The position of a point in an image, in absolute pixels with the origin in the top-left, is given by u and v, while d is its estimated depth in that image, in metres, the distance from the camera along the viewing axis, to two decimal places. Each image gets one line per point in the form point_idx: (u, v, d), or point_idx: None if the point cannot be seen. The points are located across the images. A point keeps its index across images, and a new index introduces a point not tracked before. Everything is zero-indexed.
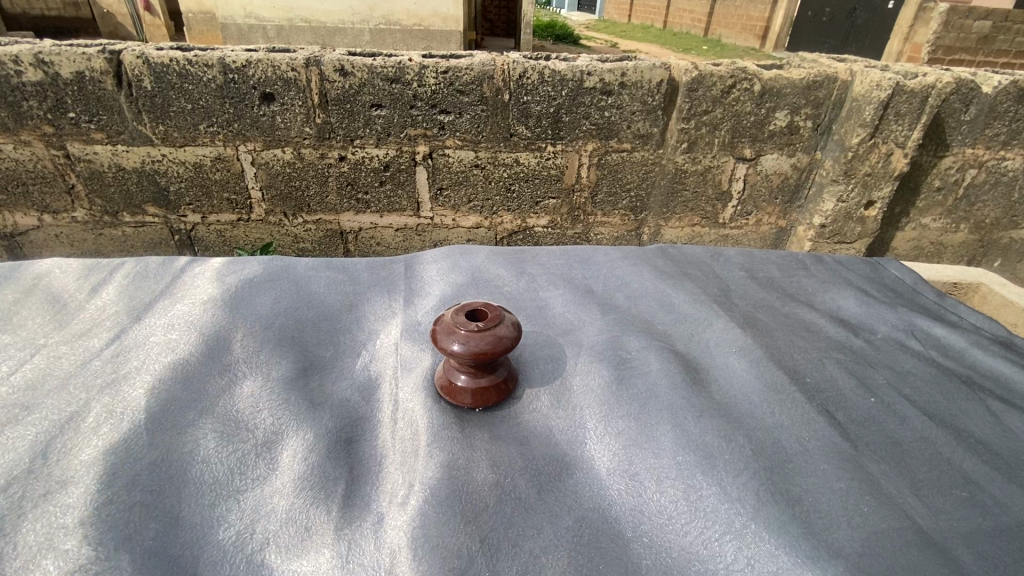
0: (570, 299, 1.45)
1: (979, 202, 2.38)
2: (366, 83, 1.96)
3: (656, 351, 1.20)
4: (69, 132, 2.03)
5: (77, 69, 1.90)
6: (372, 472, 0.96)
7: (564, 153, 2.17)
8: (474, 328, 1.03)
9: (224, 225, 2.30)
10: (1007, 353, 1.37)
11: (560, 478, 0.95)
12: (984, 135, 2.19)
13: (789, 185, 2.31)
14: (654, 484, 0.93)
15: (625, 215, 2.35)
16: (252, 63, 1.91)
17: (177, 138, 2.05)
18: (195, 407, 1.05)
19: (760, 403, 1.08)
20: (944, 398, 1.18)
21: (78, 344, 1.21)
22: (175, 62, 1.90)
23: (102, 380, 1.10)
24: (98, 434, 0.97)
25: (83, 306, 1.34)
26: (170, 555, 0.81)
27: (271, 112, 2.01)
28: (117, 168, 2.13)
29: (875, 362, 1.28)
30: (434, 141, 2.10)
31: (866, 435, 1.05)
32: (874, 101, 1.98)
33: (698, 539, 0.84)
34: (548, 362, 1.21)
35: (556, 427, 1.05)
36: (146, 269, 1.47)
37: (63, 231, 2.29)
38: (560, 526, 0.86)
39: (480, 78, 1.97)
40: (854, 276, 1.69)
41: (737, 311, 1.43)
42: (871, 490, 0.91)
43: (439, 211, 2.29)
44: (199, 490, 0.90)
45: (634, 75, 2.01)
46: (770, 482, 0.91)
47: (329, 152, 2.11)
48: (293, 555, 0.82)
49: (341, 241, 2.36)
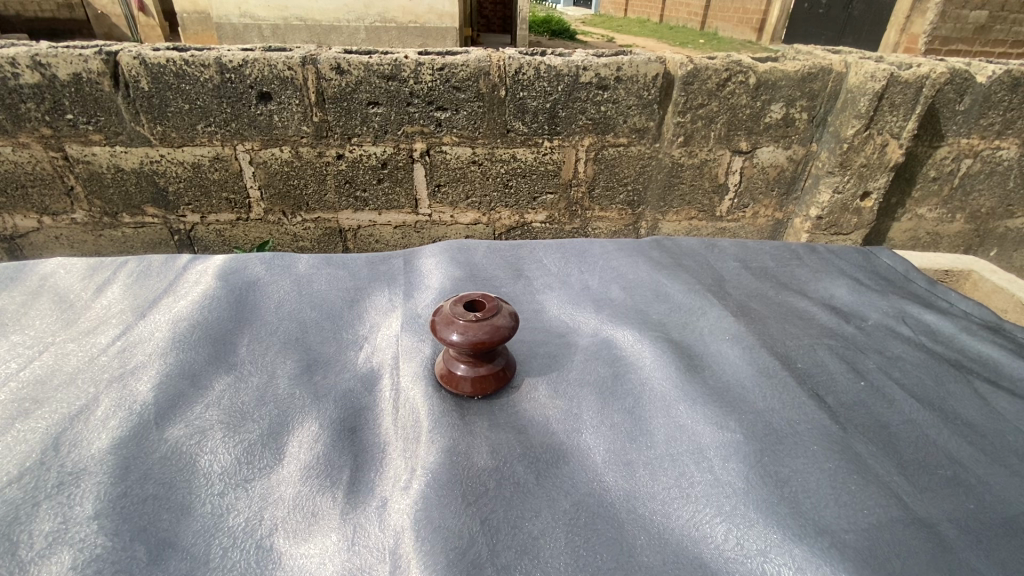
0: (567, 291, 1.47)
1: (974, 191, 2.40)
2: (363, 81, 1.98)
3: (651, 341, 1.23)
4: (68, 134, 2.05)
5: (75, 71, 1.92)
6: (374, 459, 0.99)
7: (561, 148, 2.19)
8: (472, 318, 1.06)
9: (224, 225, 2.32)
10: (998, 338, 1.40)
11: (557, 464, 0.97)
12: (979, 124, 2.21)
13: (785, 177, 2.33)
14: (647, 470, 0.95)
15: (622, 210, 2.38)
16: (248, 63, 1.92)
17: (175, 138, 2.07)
18: (202, 402, 1.08)
19: (753, 389, 1.11)
20: (933, 381, 1.21)
21: (83, 341, 1.24)
22: (172, 62, 1.91)
23: (109, 375, 1.12)
24: (107, 427, 1.00)
25: (87, 305, 1.37)
26: (180, 543, 0.83)
27: (268, 111, 2.02)
28: (116, 169, 2.15)
29: (867, 348, 1.30)
30: (431, 138, 2.12)
31: (856, 418, 1.07)
32: (868, 92, 2.00)
33: (690, 521, 0.86)
34: (546, 354, 1.24)
35: (552, 415, 1.07)
36: (149, 268, 1.49)
37: (64, 233, 2.31)
38: (557, 510, 0.88)
39: (476, 75, 1.98)
40: (847, 265, 1.71)
41: (731, 300, 1.46)
42: (859, 469, 0.94)
43: (438, 208, 2.32)
44: (207, 480, 0.93)
45: (629, 69, 2.03)
46: (760, 464, 0.93)
47: (327, 150, 2.13)
48: (299, 540, 0.84)
49: (340, 239, 2.39)
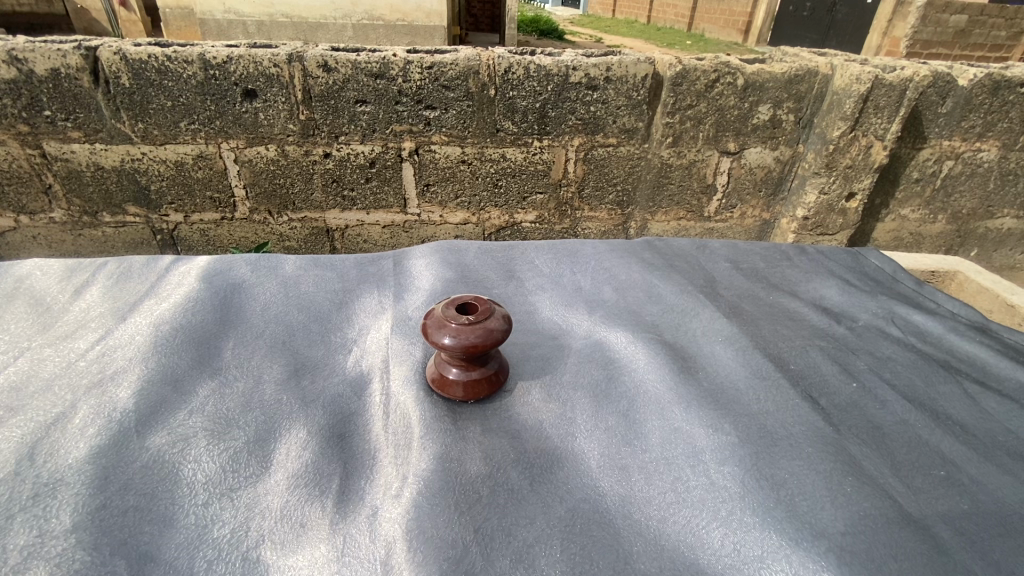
0: (560, 293, 1.46)
1: (955, 193, 2.44)
2: (351, 79, 1.94)
3: (644, 344, 1.22)
4: (45, 131, 1.99)
5: (53, 67, 1.86)
6: (365, 466, 0.96)
7: (550, 148, 2.18)
8: (465, 321, 1.04)
9: (208, 224, 2.28)
10: (985, 338, 1.41)
11: (552, 468, 0.95)
12: (960, 127, 2.24)
13: (772, 178, 2.35)
14: (643, 474, 0.94)
15: (611, 210, 2.37)
16: (233, 59, 1.88)
17: (157, 136, 2.02)
18: (186, 409, 1.04)
19: (748, 390, 1.10)
20: (923, 381, 1.22)
21: (62, 345, 1.19)
22: (154, 57, 1.86)
23: (88, 381, 1.09)
24: (85, 436, 0.96)
25: (65, 308, 1.32)
26: (163, 556, 0.80)
27: (253, 109, 1.98)
28: (96, 168, 2.09)
29: (858, 349, 1.31)
30: (420, 137, 2.09)
31: (849, 419, 1.08)
32: (853, 95, 2.02)
33: (687, 526, 0.86)
34: (539, 356, 1.22)
35: (546, 419, 1.06)
36: (130, 269, 1.45)
37: (41, 233, 2.25)
38: (552, 515, 0.87)
39: (466, 73, 1.96)
40: (837, 265, 1.73)
41: (725, 301, 1.46)
42: (854, 471, 0.93)
43: (426, 207, 2.29)
44: (191, 490, 0.90)
45: (619, 69, 2.02)
46: (756, 467, 0.93)
47: (314, 149, 2.09)
48: (287, 552, 0.82)
49: (327, 239, 2.36)
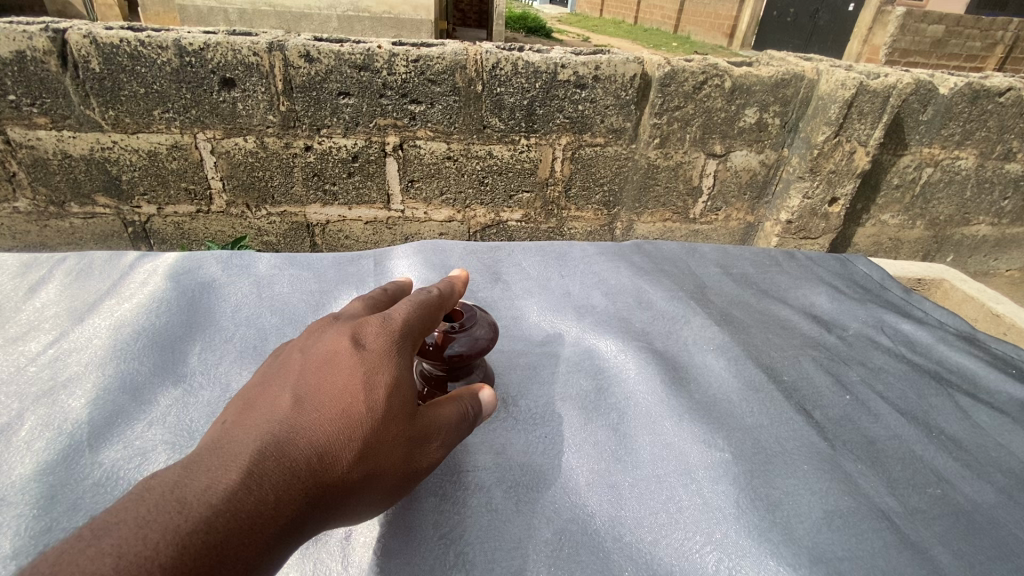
0: (547, 298, 1.41)
1: (934, 199, 2.46)
2: (334, 70, 1.86)
3: (635, 352, 1.18)
4: (9, 116, 1.87)
5: (17, 49, 1.74)
6: None
7: (538, 146, 2.12)
8: (447, 328, 0.98)
9: (182, 217, 2.17)
10: (972, 348, 1.40)
11: (539, 487, 0.91)
12: (940, 134, 2.24)
13: (758, 181, 2.33)
14: (634, 493, 0.90)
15: (598, 210, 2.33)
16: (209, 46, 1.78)
17: (129, 124, 1.92)
18: (145, 420, 0.96)
19: (741, 404, 1.07)
20: (915, 395, 1.20)
21: (11, 348, 1.10)
22: (125, 42, 1.76)
23: (39, 389, 1.00)
24: (33, 450, 0.89)
25: (18, 307, 1.23)
26: None
27: (231, 99, 1.89)
28: (63, 156, 1.98)
29: (849, 359, 1.28)
30: (404, 131, 2.02)
31: (843, 434, 1.05)
32: (838, 100, 2.01)
33: (680, 550, 0.81)
34: (527, 365, 1.17)
35: (534, 433, 1.01)
36: (91, 265, 1.36)
37: (4, 223, 2.13)
38: (539, 540, 0.82)
39: (452, 67, 1.90)
40: (826, 272, 1.71)
41: (716, 308, 1.43)
42: (850, 489, 0.91)
43: (410, 204, 2.22)
44: None
45: (608, 68, 1.98)
46: (750, 487, 0.89)
47: (295, 142, 2.01)
48: None
49: (307, 234, 2.27)
